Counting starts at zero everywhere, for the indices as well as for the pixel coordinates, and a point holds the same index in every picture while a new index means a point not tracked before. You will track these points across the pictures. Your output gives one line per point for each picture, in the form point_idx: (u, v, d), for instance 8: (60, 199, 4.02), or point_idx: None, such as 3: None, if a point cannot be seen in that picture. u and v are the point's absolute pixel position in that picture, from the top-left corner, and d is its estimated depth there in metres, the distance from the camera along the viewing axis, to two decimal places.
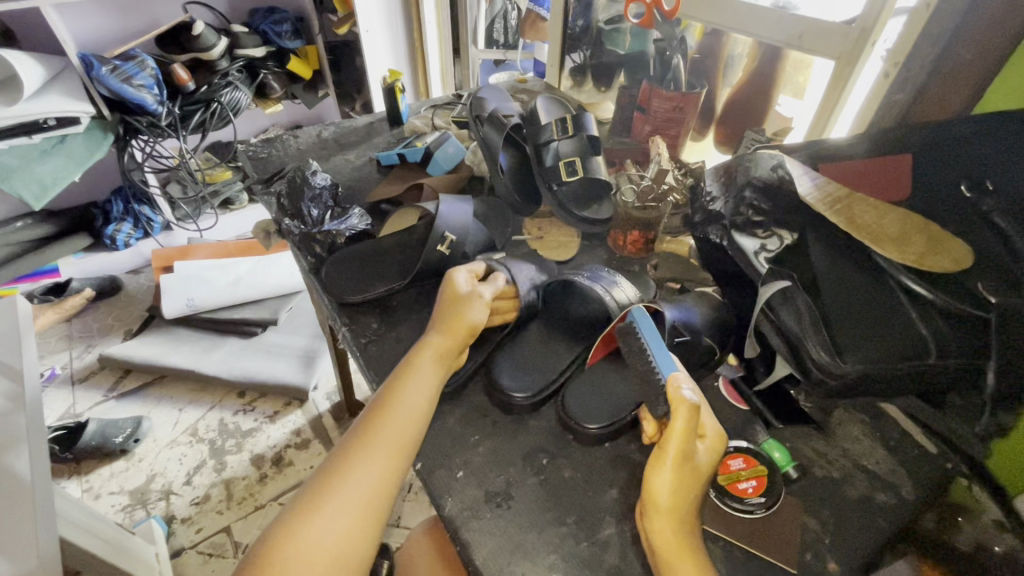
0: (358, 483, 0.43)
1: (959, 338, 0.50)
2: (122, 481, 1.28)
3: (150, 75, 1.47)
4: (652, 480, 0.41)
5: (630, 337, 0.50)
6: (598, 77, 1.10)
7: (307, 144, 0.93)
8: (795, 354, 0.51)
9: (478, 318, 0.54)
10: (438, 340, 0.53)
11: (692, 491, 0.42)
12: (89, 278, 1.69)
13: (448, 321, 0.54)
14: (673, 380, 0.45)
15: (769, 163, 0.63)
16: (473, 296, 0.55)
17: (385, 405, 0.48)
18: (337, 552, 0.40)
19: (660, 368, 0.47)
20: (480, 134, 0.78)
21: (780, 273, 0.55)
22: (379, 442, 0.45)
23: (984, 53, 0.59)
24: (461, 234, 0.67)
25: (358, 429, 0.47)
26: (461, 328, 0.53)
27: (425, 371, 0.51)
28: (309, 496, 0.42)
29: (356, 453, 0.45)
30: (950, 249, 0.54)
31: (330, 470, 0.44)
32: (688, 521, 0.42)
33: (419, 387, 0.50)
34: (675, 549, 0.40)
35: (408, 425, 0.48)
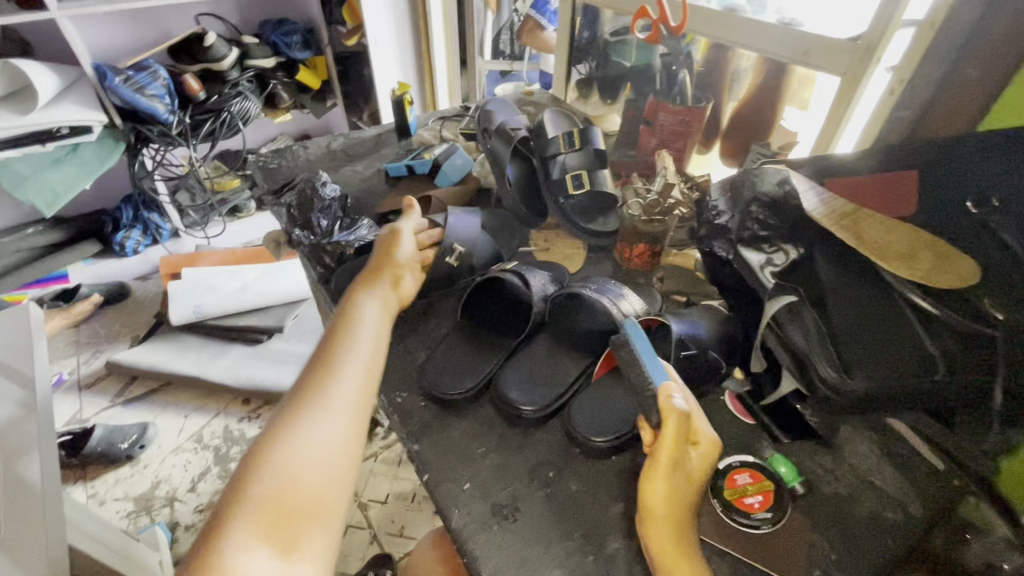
0: (343, 392, 0.48)
1: (969, 355, 0.49)
2: (128, 488, 1.28)
3: (161, 85, 1.49)
4: (646, 489, 0.42)
5: (621, 348, 0.51)
6: (604, 89, 1.11)
7: (316, 155, 0.95)
8: (803, 370, 0.51)
9: (409, 251, 0.63)
10: (375, 272, 0.60)
11: (686, 500, 0.43)
12: (98, 284, 1.72)
13: (381, 257, 0.62)
14: (664, 389, 0.45)
15: (775, 177, 0.65)
16: (397, 234, 0.63)
17: (349, 331, 0.53)
18: (337, 445, 0.45)
19: (651, 378, 0.47)
20: (489, 145, 0.81)
21: (786, 288, 0.55)
22: (352, 360, 0.50)
23: (991, 70, 0.59)
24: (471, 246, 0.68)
25: (322, 355, 0.50)
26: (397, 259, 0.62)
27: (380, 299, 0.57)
28: (298, 410, 0.46)
29: (330, 373, 0.49)
30: (957, 266, 0.53)
31: (313, 381, 0.48)
32: (685, 532, 0.42)
33: (377, 316, 0.55)
34: (674, 555, 0.40)
35: (377, 344, 0.53)
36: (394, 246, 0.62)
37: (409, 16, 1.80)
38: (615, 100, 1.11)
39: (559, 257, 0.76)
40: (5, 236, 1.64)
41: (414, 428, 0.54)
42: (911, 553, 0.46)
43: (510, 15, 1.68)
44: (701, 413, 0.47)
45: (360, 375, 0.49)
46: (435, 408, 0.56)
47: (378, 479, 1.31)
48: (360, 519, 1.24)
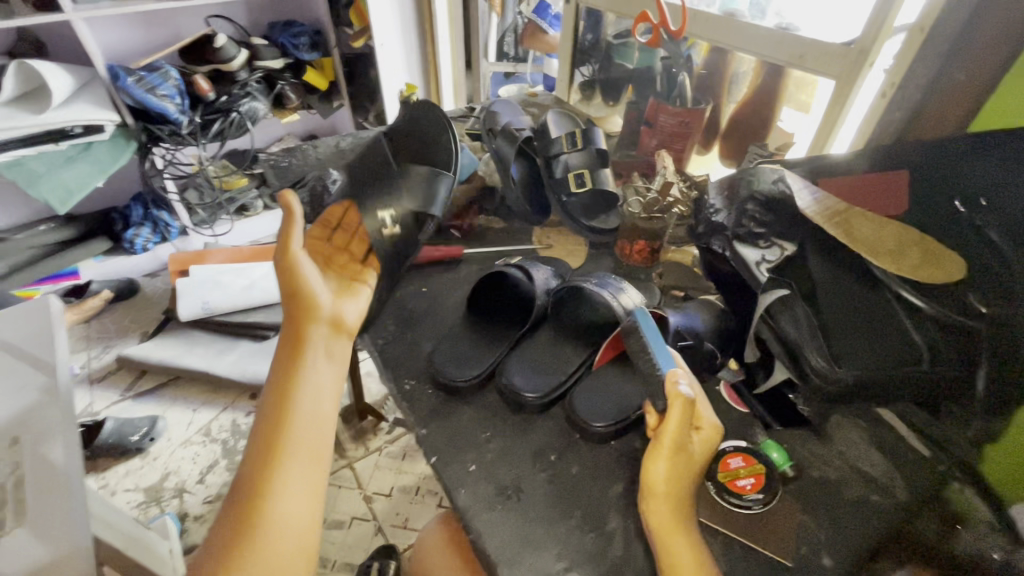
0: (290, 498, 0.42)
1: (952, 347, 0.52)
2: (138, 479, 1.31)
3: (173, 85, 1.52)
4: (648, 467, 0.44)
5: (632, 334, 0.53)
6: (607, 91, 1.13)
7: (325, 154, 0.97)
8: (795, 362, 0.54)
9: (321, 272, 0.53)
10: (300, 316, 0.49)
11: (687, 479, 0.45)
12: (108, 280, 1.75)
13: (300, 293, 0.50)
14: (672, 375, 0.47)
15: (771, 178, 0.67)
16: (296, 261, 0.50)
17: (278, 411, 0.44)
18: (293, 562, 0.40)
19: (659, 363, 0.49)
20: (494, 146, 0.83)
21: (780, 282, 0.57)
22: (296, 456, 0.43)
23: (978, 75, 0.62)
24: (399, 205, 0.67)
25: (258, 455, 0.42)
26: (309, 293, 0.50)
27: (318, 357, 0.48)
28: (241, 534, 0.39)
29: (270, 482, 0.42)
30: (943, 262, 0.55)
31: (250, 491, 0.41)
32: (685, 507, 0.44)
33: (316, 380, 0.47)
34: (670, 529, 0.43)
35: (321, 418, 0.46)
36: (302, 278, 0.50)
37: (415, 19, 1.84)
38: (617, 101, 1.14)
39: (562, 253, 0.78)
40: (17, 233, 1.68)
41: (422, 414, 0.57)
42: (897, 534, 0.49)
43: (514, 17, 1.71)
44: (705, 399, 0.49)
45: (307, 469, 0.43)
46: (442, 395, 0.58)
47: (383, 472, 1.34)
48: (366, 511, 1.26)
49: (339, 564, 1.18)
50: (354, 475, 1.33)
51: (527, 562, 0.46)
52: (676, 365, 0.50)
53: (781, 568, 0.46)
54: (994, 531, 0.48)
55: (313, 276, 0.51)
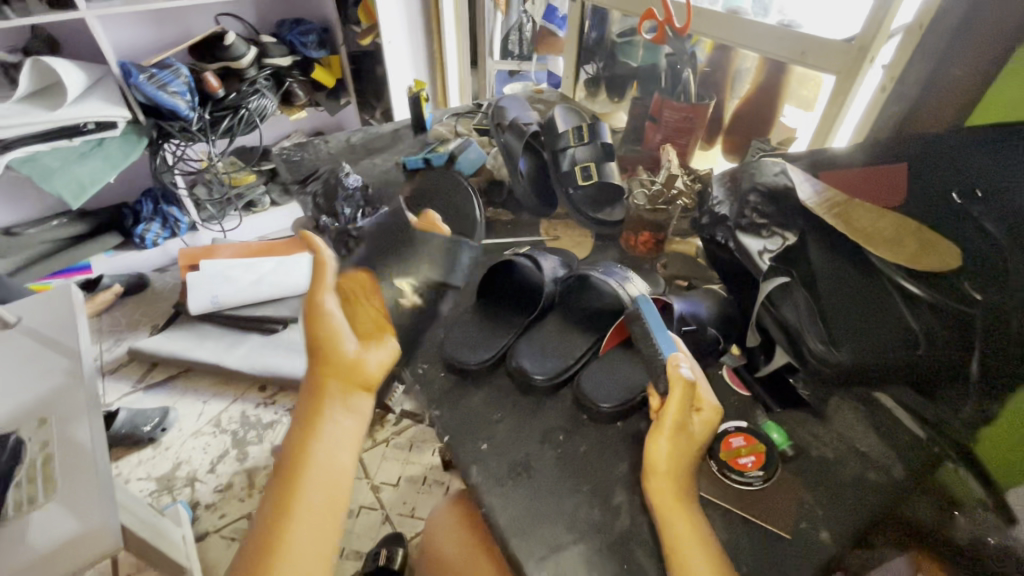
0: (295, 559, 0.42)
1: (949, 332, 0.53)
2: (150, 468, 1.34)
3: (183, 82, 1.55)
4: (650, 446, 0.46)
5: (636, 321, 0.56)
6: (612, 88, 1.15)
7: (337, 149, 1.00)
8: (794, 344, 0.56)
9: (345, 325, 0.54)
10: (322, 372, 0.51)
11: (688, 457, 0.47)
12: (119, 275, 1.77)
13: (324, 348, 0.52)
14: (673, 359, 0.50)
15: (773, 171, 0.70)
16: (318, 309, 0.53)
17: (297, 462, 0.46)
18: None
19: (661, 350, 0.52)
20: (502, 140, 0.85)
21: (781, 270, 0.60)
22: (305, 516, 0.44)
23: (974, 69, 0.63)
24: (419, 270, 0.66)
25: (270, 512, 0.44)
26: (329, 341, 0.52)
27: (336, 414, 0.49)
28: None
29: (278, 541, 0.42)
30: (939, 250, 0.57)
31: (259, 549, 0.42)
32: (686, 484, 0.46)
33: (333, 436, 0.48)
34: (672, 506, 0.45)
35: (334, 477, 0.47)
36: (324, 326, 0.52)
37: (422, 16, 1.85)
38: (622, 98, 1.15)
39: (568, 245, 0.80)
40: (30, 228, 1.70)
41: (435, 396, 0.59)
42: (891, 515, 0.51)
43: (519, 16, 1.74)
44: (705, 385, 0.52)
45: (312, 531, 0.43)
46: (453, 378, 0.61)
47: (390, 462, 1.36)
48: (374, 500, 1.29)
49: (348, 551, 1.20)
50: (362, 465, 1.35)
51: (537, 534, 0.48)
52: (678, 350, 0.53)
53: (780, 540, 0.48)
54: (987, 512, 0.50)
55: (334, 323, 0.53)
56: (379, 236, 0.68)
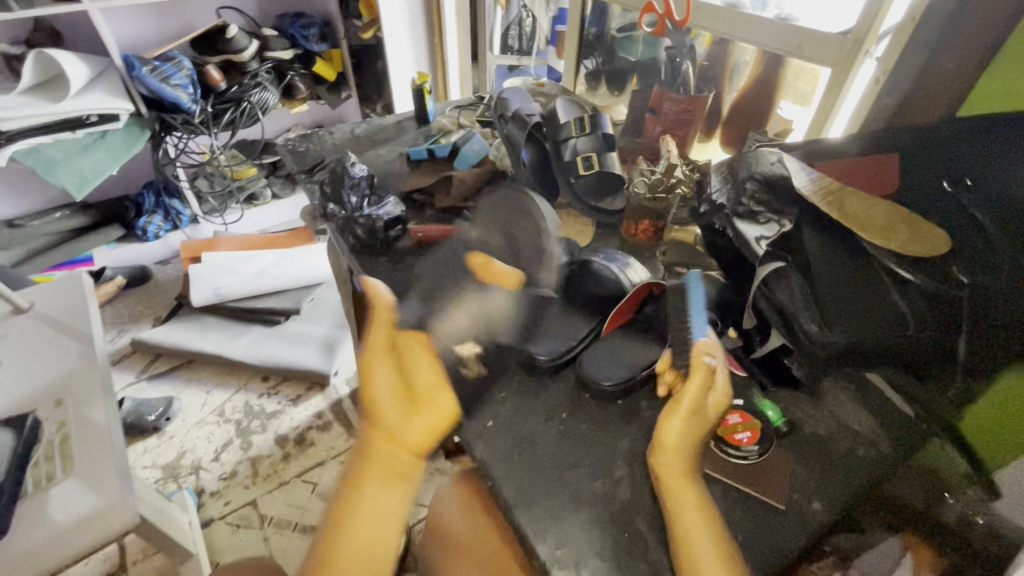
0: None
1: (936, 313, 0.56)
2: (155, 457, 1.35)
3: (186, 75, 1.56)
4: (664, 425, 0.51)
5: (676, 298, 0.59)
6: (612, 81, 1.17)
7: (341, 140, 1.01)
8: (789, 327, 0.59)
9: (389, 386, 0.55)
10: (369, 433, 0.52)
11: (698, 438, 0.51)
12: (121, 267, 1.78)
13: (372, 409, 0.54)
14: (702, 345, 0.54)
15: (770, 160, 0.73)
16: (372, 372, 0.56)
17: (336, 524, 0.47)
18: None
19: (693, 332, 0.55)
20: (505, 130, 0.89)
21: (775, 255, 0.62)
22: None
23: (964, 62, 0.65)
24: (489, 335, 0.63)
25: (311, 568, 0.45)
26: (380, 405, 0.54)
27: (375, 477, 0.49)
28: None
29: None
30: (928, 237, 0.59)
31: None
32: (693, 461, 0.50)
33: (370, 501, 0.48)
34: (676, 480, 0.48)
35: (370, 540, 0.46)
36: (374, 388, 0.55)
37: (423, 11, 1.87)
38: (622, 91, 1.17)
39: (570, 233, 0.82)
40: (33, 220, 1.71)
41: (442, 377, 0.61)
42: (874, 491, 0.53)
43: (519, 11, 1.75)
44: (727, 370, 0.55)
45: None
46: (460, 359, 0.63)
47: None
48: None
49: None
50: None
51: (542, 505, 0.50)
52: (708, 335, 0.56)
53: (774, 511, 0.50)
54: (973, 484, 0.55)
55: (384, 386, 0.55)
56: (436, 267, 0.73)
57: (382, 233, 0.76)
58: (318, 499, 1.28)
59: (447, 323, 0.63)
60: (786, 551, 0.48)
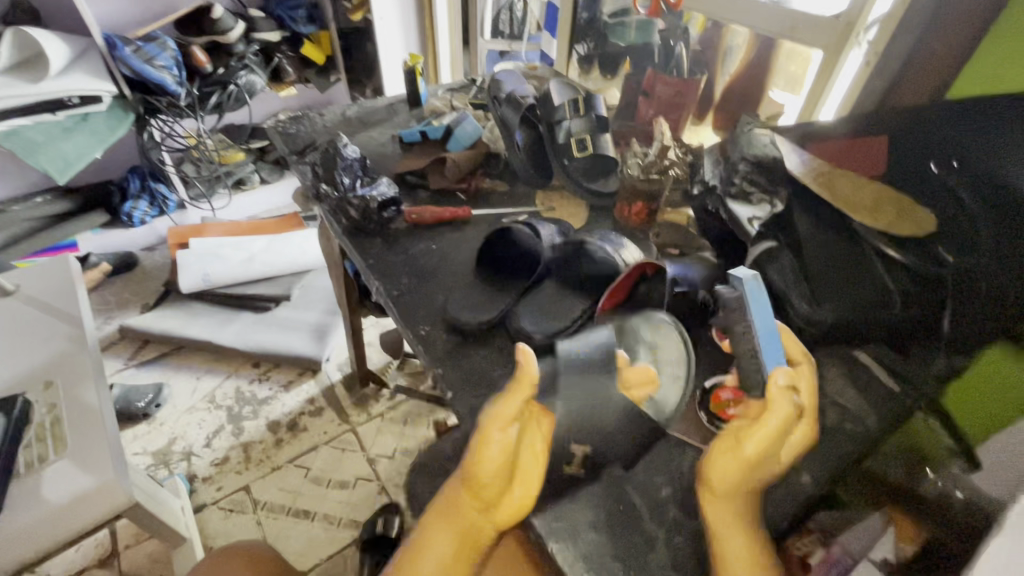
0: None
1: (921, 292, 0.58)
2: (145, 443, 1.34)
3: (171, 56, 1.52)
4: (717, 463, 0.45)
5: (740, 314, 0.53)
6: (604, 65, 1.16)
7: (332, 121, 1.00)
8: (780, 305, 0.61)
9: (496, 459, 0.45)
10: (457, 490, 0.46)
11: (763, 477, 0.46)
12: (106, 253, 1.75)
13: (473, 470, 0.45)
14: (775, 375, 0.49)
15: (764, 141, 0.73)
16: (487, 432, 0.46)
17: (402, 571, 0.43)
18: None
19: (766, 361, 0.50)
20: (499, 112, 0.87)
21: (767, 237, 0.65)
22: None
23: (950, 47, 0.66)
24: (603, 439, 0.51)
25: None
26: (486, 478, 0.45)
27: (444, 536, 0.44)
28: None
29: None
30: (914, 217, 0.60)
31: None
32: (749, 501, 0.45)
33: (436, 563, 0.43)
34: (729, 525, 0.44)
35: None
36: (482, 455, 0.45)
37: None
38: (614, 75, 1.14)
39: (564, 215, 0.81)
40: (14, 205, 1.67)
41: (438, 355, 0.62)
42: (855, 465, 0.55)
43: None
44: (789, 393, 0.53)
45: None
46: (454, 338, 0.63)
47: (386, 436, 1.39)
48: (369, 472, 1.32)
49: (345, 520, 1.23)
50: (357, 438, 1.38)
51: None
52: (783, 362, 0.51)
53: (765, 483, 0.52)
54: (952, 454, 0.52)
55: (497, 461, 0.45)
56: (452, 251, 0.75)
57: (377, 215, 0.76)
58: (310, 484, 1.29)
59: (576, 400, 0.53)
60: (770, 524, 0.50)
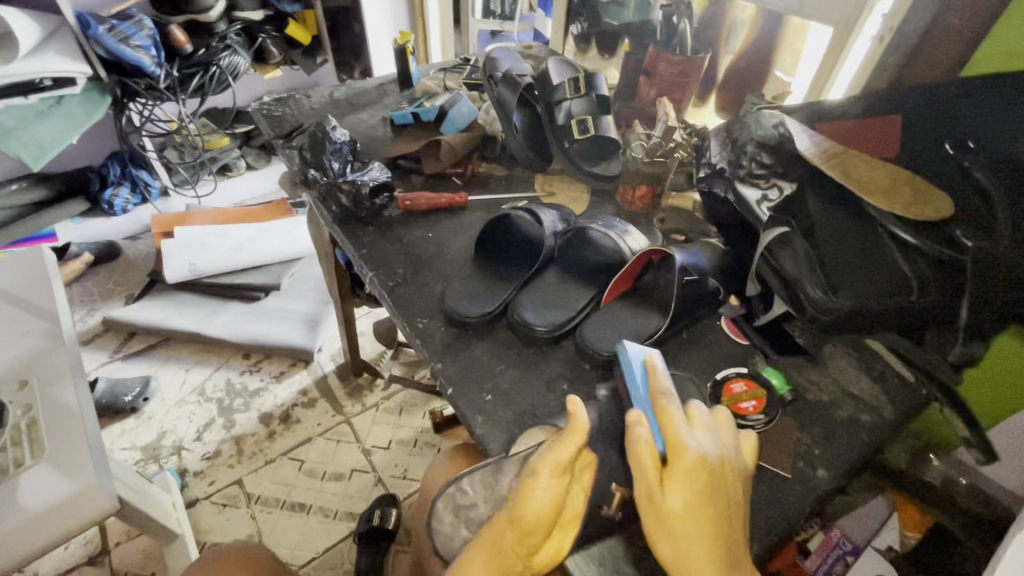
0: None
1: (940, 279, 0.56)
2: (133, 438, 1.31)
3: (147, 35, 1.43)
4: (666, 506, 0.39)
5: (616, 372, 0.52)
6: (603, 43, 1.10)
7: (320, 103, 0.95)
8: (792, 293, 0.57)
9: (544, 510, 0.40)
10: (503, 534, 0.41)
11: (709, 503, 0.39)
12: (87, 242, 1.69)
13: (517, 513, 0.41)
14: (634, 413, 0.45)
15: (771, 122, 0.69)
16: (537, 477, 0.41)
17: None
18: None
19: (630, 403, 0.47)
20: (495, 93, 0.82)
21: (779, 221, 0.60)
22: None
23: (973, 18, 0.63)
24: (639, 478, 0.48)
25: None
26: (532, 524, 0.40)
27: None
28: None
29: None
30: (934, 202, 0.58)
31: None
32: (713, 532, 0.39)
33: None
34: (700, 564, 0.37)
35: None
36: (532, 502, 0.40)
37: None
38: (613, 54, 1.11)
39: (564, 200, 0.79)
40: None
41: (437, 349, 0.59)
42: (873, 456, 0.53)
43: None
44: (724, 416, 0.46)
45: None
46: (453, 331, 0.60)
47: (381, 426, 1.36)
48: (365, 463, 1.30)
49: (341, 513, 1.22)
50: (351, 430, 1.35)
51: None
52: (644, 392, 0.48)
53: (780, 479, 0.50)
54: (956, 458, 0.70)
55: (546, 509, 0.40)
56: (443, 250, 0.70)
57: (368, 202, 0.72)
58: (305, 477, 1.26)
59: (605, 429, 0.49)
60: (785, 525, 0.47)
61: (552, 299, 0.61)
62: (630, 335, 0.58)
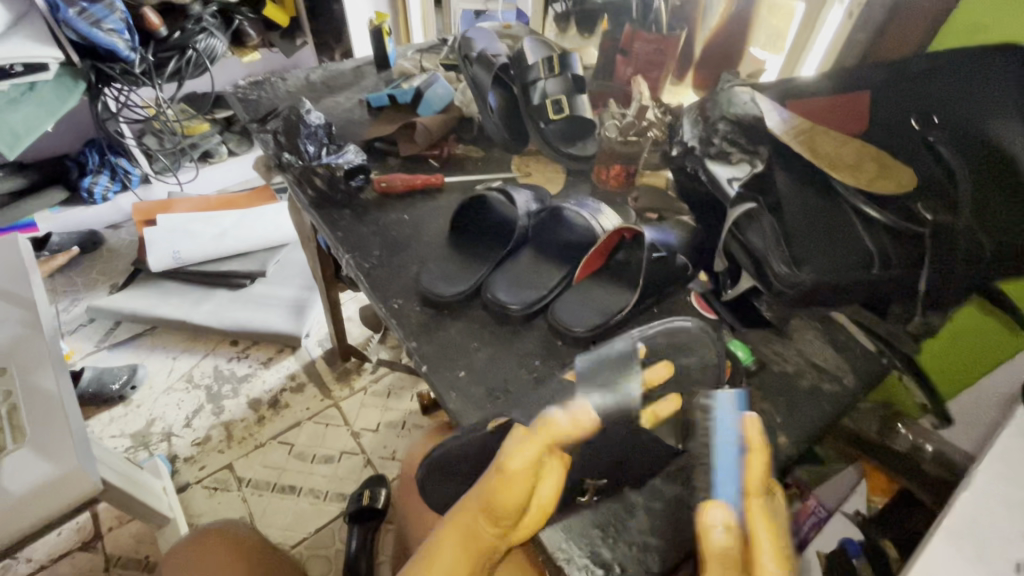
0: None
1: (899, 252, 0.58)
2: (123, 425, 1.32)
3: (120, 18, 1.39)
4: None
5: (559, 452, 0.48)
6: (582, 22, 1.09)
7: (296, 86, 0.94)
8: (759, 269, 0.59)
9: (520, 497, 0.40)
10: (476, 515, 0.42)
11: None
12: (68, 232, 1.67)
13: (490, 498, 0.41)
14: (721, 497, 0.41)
15: (744, 99, 0.70)
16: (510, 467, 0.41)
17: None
18: None
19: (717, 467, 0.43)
20: (470, 73, 0.82)
21: (747, 197, 0.62)
22: None
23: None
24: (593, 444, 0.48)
25: None
26: (503, 510, 0.41)
27: (452, 549, 0.42)
28: None
29: None
30: (898, 175, 0.61)
31: None
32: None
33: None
34: None
35: None
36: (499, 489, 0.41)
37: None
38: (593, 33, 1.10)
39: (540, 181, 0.79)
40: None
41: (413, 329, 0.60)
42: (834, 423, 0.55)
43: None
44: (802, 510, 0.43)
45: None
46: (429, 311, 0.61)
47: (369, 410, 1.38)
48: (354, 446, 1.31)
49: (331, 494, 1.24)
50: (340, 413, 1.37)
51: None
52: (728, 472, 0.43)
53: None
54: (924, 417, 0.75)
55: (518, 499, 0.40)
56: (420, 232, 0.70)
57: (343, 184, 0.72)
58: (295, 460, 1.28)
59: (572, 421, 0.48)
60: None
61: (524, 277, 0.63)
62: (602, 311, 0.59)
